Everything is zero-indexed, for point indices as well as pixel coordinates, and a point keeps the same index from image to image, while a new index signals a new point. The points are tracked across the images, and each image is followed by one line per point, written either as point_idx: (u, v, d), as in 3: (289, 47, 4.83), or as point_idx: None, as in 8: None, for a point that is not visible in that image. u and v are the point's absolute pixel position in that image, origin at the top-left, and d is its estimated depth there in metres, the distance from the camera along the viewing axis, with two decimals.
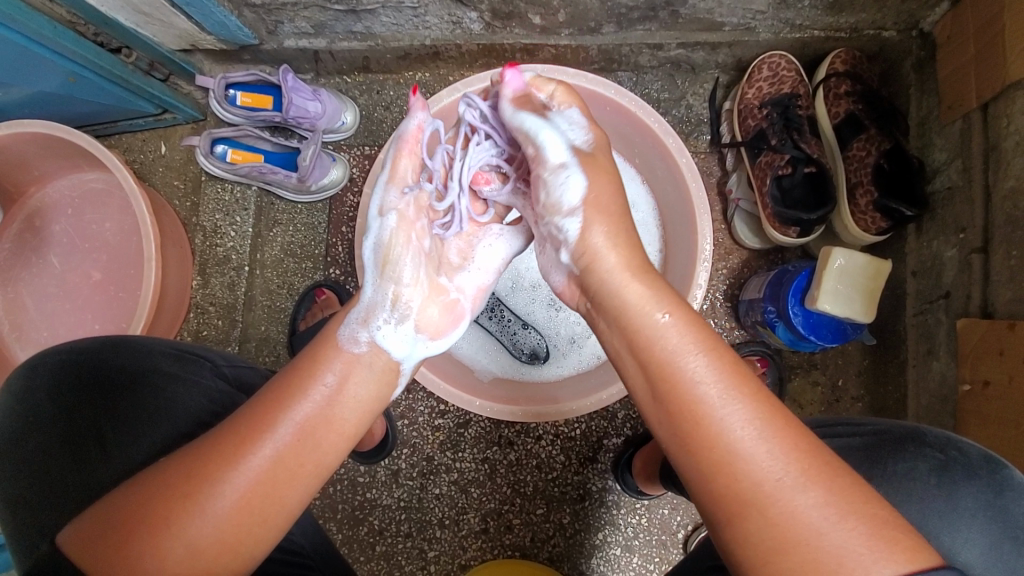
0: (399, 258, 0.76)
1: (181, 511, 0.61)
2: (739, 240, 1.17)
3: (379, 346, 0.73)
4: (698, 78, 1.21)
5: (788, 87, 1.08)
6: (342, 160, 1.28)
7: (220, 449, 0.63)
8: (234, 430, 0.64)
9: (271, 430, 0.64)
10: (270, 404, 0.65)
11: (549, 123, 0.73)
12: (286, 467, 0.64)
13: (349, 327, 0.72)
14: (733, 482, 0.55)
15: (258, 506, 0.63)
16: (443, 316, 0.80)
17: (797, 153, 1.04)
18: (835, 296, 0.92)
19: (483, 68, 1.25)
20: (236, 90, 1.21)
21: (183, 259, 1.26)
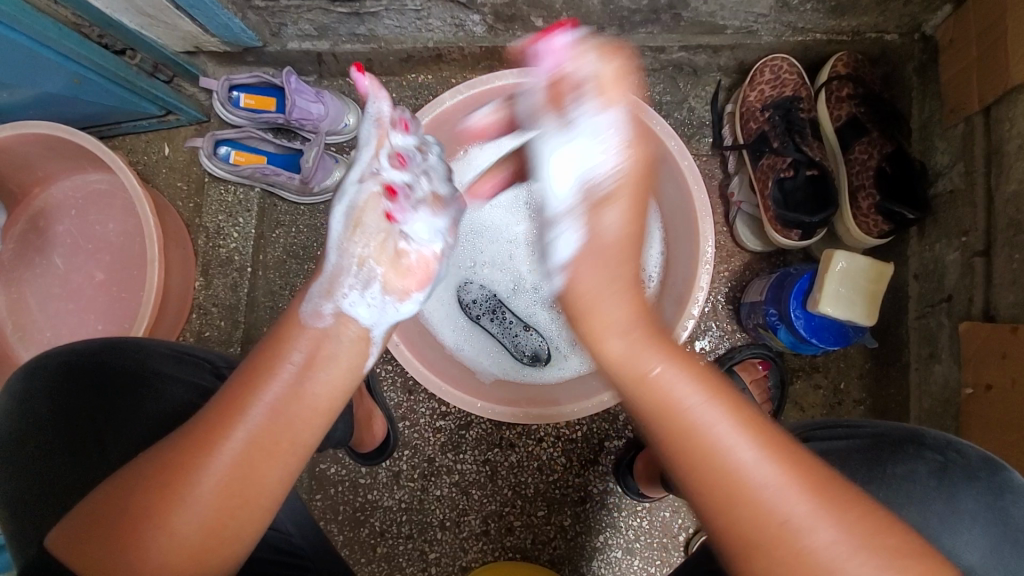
0: (368, 223, 0.72)
1: (163, 501, 0.62)
2: (741, 242, 1.17)
3: (342, 313, 0.70)
4: (700, 80, 1.21)
5: (790, 90, 1.08)
6: (345, 162, 1.29)
7: (193, 436, 0.63)
8: (205, 419, 0.64)
9: (241, 414, 0.64)
10: (238, 388, 0.65)
11: (576, 134, 0.66)
12: (262, 447, 0.63)
13: (312, 301, 0.70)
14: (753, 521, 0.54)
15: (239, 488, 0.63)
16: (410, 277, 0.73)
17: (799, 155, 1.04)
18: (836, 299, 0.92)
19: (486, 70, 1.26)
20: (239, 92, 1.21)
21: (186, 259, 1.26)
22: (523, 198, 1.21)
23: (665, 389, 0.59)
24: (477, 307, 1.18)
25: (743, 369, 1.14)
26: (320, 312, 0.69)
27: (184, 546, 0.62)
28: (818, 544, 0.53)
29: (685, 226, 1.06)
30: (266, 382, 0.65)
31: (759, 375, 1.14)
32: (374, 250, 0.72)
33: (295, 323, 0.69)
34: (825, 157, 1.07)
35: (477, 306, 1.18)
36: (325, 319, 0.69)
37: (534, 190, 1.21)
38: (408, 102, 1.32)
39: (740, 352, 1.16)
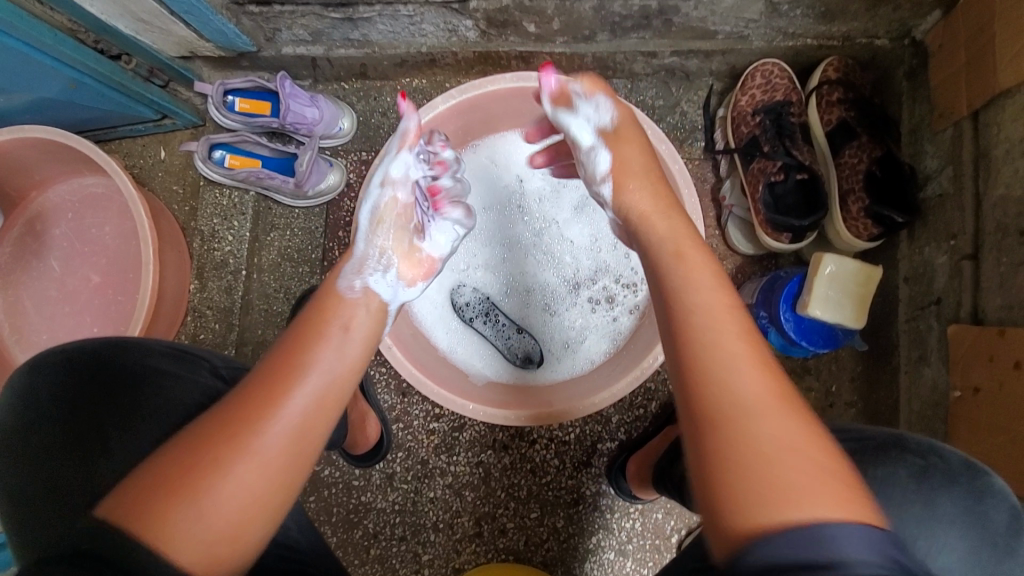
0: (387, 224, 0.84)
1: (234, 454, 0.59)
2: (734, 245, 1.18)
3: (370, 289, 0.78)
4: (692, 84, 1.22)
5: (781, 95, 1.09)
6: (339, 166, 1.30)
7: (239, 409, 0.62)
8: (264, 378, 0.65)
9: (304, 370, 0.66)
10: (284, 361, 0.66)
11: (576, 114, 0.86)
12: (311, 420, 0.64)
13: (345, 277, 0.78)
14: (705, 401, 0.57)
15: (303, 438, 0.63)
16: (415, 268, 0.87)
17: (789, 159, 1.05)
18: (825, 302, 0.93)
19: (479, 74, 1.27)
20: (234, 96, 1.22)
21: (181, 262, 1.27)
22: (516, 202, 1.21)
23: (679, 277, 0.67)
24: (470, 310, 1.18)
25: None
26: (353, 284, 0.78)
27: (215, 535, 0.56)
28: (754, 434, 0.54)
29: None
30: (319, 355, 0.68)
31: None
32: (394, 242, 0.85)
33: (330, 305, 0.74)
34: (818, 161, 1.08)
35: (470, 309, 1.18)
36: (354, 294, 0.77)
37: (527, 193, 1.21)
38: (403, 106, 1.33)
39: None
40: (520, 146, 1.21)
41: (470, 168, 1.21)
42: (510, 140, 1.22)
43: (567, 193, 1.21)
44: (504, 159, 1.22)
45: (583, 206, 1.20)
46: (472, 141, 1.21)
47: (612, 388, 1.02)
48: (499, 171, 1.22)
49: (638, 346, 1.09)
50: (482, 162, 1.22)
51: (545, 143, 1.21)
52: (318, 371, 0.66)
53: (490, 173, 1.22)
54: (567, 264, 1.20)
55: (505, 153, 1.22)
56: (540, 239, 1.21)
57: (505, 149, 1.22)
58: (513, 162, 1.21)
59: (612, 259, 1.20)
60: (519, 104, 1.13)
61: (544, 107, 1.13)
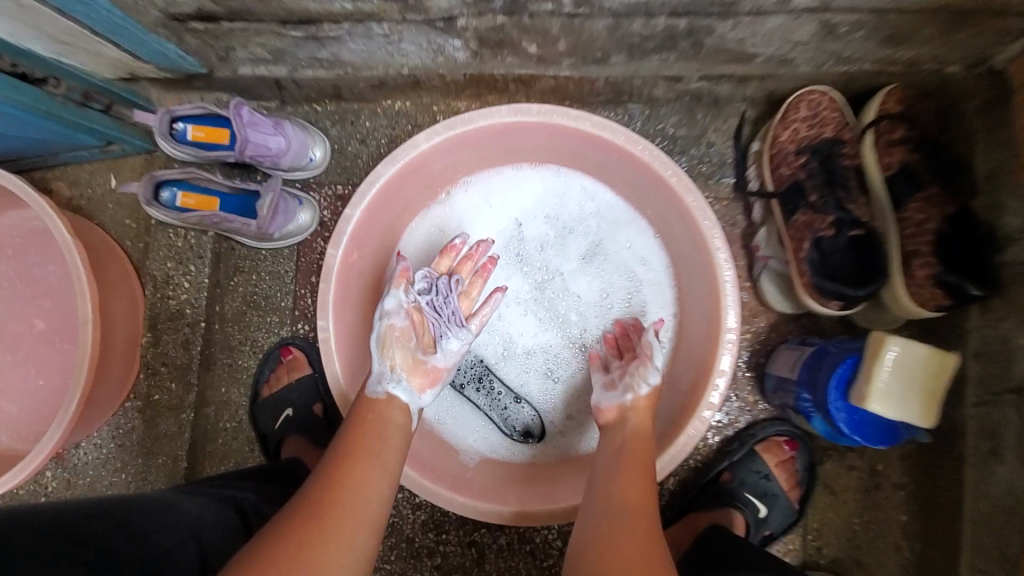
0: (393, 348, 0.88)
1: (337, 538, 0.67)
2: (768, 302, 1.01)
3: (395, 395, 0.86)
4: (721, 111, 1.05)
5: (830, 131, 0.93)
6: (311, 203, 1.13)
7: (308, 523, 0.67)
8: (338, 475, 0.73)
9: (374, 449, 0.78)
10: (341, 471, 0.74)
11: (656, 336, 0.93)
12: (377, 513, 0.73)
13: (371, 384, 0.86)
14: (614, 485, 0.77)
15: (377, 514, 0.72)
16: (424, 374, 0.90)
17: (842, 214, 0.88)
18: (888, 396, 0.75)
19: (472, 97, 1.10)
20: (185, 124, 1.04)
21: (131, 311, 1.10)
22: (516, 249, 1.04)
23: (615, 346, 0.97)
24: (460, 376, 1.01)
25: (768, 450, 0.98)
26: (380, 387, 0.86)
27: None
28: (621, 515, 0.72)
29: (705, 287, 0.92)
30: (379, 451, 0.78)
31: (785, 457, 0.98)
32: (402, 362, 0.88)
33: (381, 410, 0.84)
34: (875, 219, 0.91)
35: (460, 374, 1.01)
36: (385, 399, 0.85)
37: (527, 239, 1.05)
38: (384, 131, 1.15)
39: (763, 429, 0.99)
40: (521, 185, 1.05)
41: (460, 210, 1.05)
42: (507, 177, 1.05)
43: (575, 237, 1.04)
44: (499, 198, 1.05)
45: (593, 254, 1.04)
46: (463, 177, 1.04)
47: None
48: (495, 213, 1.05)
49: (659, 423, 0.95)
50: (473, 201, 1.05)
51: (547, 180, 1.04)
52: (381, 465, 0.77)
53: (484, 214, 1.05)
54: (573, 321, 1.03)
55: (501, 192, 1.05)
56: (544, 292, 1.04)
57: (501, 187, 1.05)
58: (510, 203, 1.05)
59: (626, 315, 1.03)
60: (517, 139, 0.97)
61: (549, 142, 0.97)
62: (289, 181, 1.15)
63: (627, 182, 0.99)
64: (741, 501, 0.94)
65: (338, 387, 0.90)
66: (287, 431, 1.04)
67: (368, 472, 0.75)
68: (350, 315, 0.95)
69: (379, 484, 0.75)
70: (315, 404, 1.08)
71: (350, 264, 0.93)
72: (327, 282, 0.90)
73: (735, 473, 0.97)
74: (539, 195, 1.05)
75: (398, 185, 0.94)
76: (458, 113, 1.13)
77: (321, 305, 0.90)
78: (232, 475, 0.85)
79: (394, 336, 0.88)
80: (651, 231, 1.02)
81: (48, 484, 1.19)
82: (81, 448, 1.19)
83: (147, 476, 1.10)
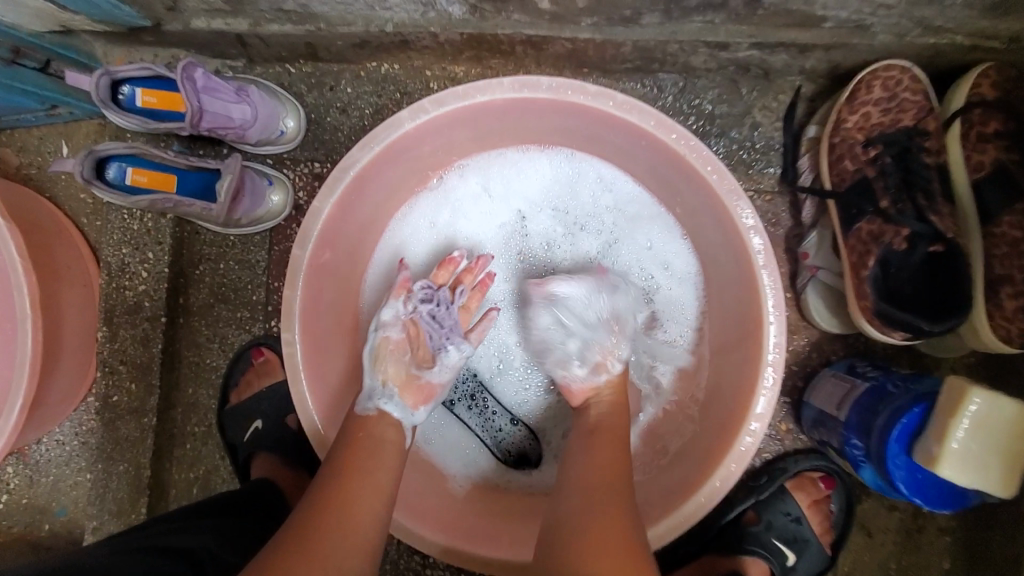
0: (384, 361, 0.76)
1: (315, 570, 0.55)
2: (810, 317, 0.87)
3: (386, 412, 0.73)
4: (770, 85, 0.88)
5: (909, 120, 0.80)
6: (283, 182, 0.97)
7: (282, 559, 0.56)
8: (324, 492, 0.63)
9: (364, 461, 0.67)
10: (328, 495, 0.63)
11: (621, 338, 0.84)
12: (370, 534, 0.62)
13: (361, 401, 0.74)
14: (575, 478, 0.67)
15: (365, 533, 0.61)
16: (419, 393, 0.77)
17: (921, 226, 0.76)
18: (966, 462, 0.62)
19: (471, 61, 0.93)
20: (133, 87, 0.87)
21: (84, 301, 0.98)
22: (517, 247, 0.90)
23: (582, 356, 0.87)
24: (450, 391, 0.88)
25: (800, 487, 0.87)
26: (370, 404, 0.74)
27: None
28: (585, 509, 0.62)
29: (742, 304, 0.76)
30: (374, 470, 0.66)
31: (820, 496, 0.87)
32: (395, 377, 0.75)
33: (369, 428, 0.71)
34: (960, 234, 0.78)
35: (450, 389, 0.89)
36: (376, 416, 0.73)
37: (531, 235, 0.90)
38: (369, 100, 0.98)
39: (796, 463, 0.87)
40: (526, 170, 0.88)
41: (453, 199, 0.89)
42: (510, 161, 0.88)
43: (586, 234, 0.89)
44: (499, 186, 0.89)
45: (606, 255, 0.89)
46: (458, 160, 0.88)
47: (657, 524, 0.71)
48: (494, 203, 0.89)
49: (677, 453, 0.81)
50: (469, 189, 0.89)
51: (557, 166, 0.88)
52: (375, 487, 0.65)
53: (481, 204, 0.89)
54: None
55: (501, 178, 0.89)
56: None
57: (502, 172, 0.89)
58: (512, 192, 0.89)
59: (643, 328, 0.88)
60: (522, 118, 0.80)
61: (560, 123, 0.81)
62: (259, 156, 1.00)
63: (653, 172, 0.82)
64: (768, 549, 0.85)
65: (304, 412, 0.75)
66: (258, 446, 0.95)
67: (359, 493, 0.64)
68: (321, 325, 0.80)
69: (373, 510, 0.63)
70: (287, 416, 0.99)
71: (321, 264, 0.78)
72: (292, 287, 0.75)
73: (762, 515, 0.86)
74: (546, 184, 0.89)
75: (378, 172, 0.79)
76: (456, 79, 0.96)
77: (286, 315, 0.75)
78: (191, 518, 0.74)
79: (386, 348, 0.76)
80: (679, 232, 0.86)
81: (9, 481, 1.06)
82: (43, 444, 1.05)
83: (107, 485, 0.98)
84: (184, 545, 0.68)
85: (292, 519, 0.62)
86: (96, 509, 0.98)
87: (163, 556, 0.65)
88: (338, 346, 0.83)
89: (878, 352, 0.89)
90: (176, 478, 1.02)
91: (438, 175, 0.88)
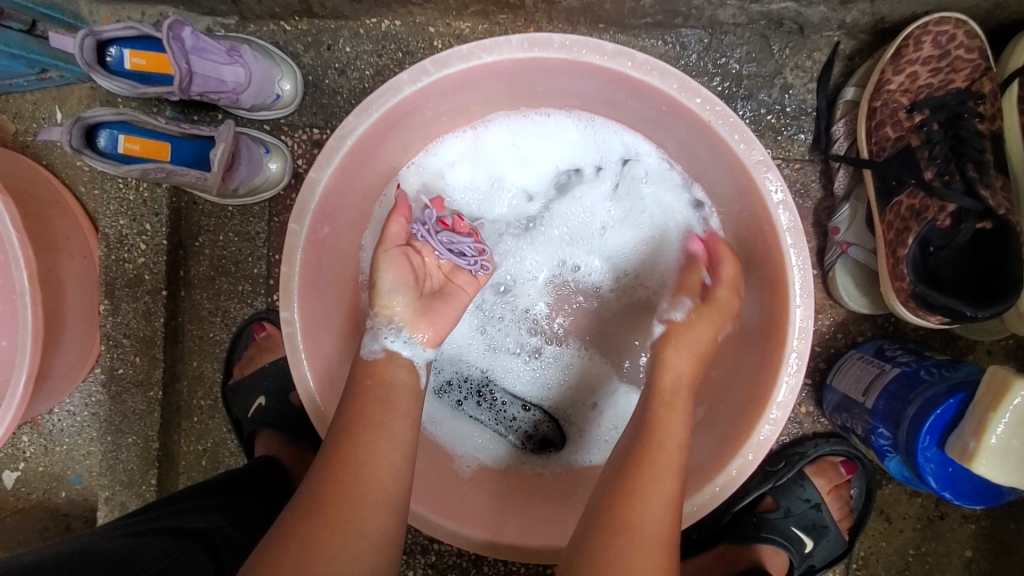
0: (389, 287, 0.73)
1: (331, 544, 0.55)
2: (838, 296, 0.83)
3: (394, 351, 0.71)
4: (805, 41, 0.82)
5: (962, 81, 0.74)
6: (280, 149, 0.92)
7: (304, 526, 0.56)
8: (338, 450, 0.62)
9: (375, 419, 0.64)
10: (343, 450, 0.61)
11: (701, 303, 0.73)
12: (388, 495, 0.60)
13: (367, 342, 0.71)
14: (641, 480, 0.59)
15: (379, 496, 0.60)
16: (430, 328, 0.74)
17: (970, 202, 0.69)
18: (1002, 457, 0.62)
19: (478, 17, 0.87)
20: (120, 48, 0.81)
21: (83, 273, 0.95)
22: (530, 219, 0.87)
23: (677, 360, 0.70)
24: (455, 391, 0.87)
25: (820, 473, 0.84)
26: (377, 345, 0.71)
27: None
28: (630, 514, 0.57)
29: (767, 284, 0.71)
30: (396, 424, 0.64)
31: (840, 481, 0.84)
32: (405, 308, 0.73)
33: (382, 374, 0.68)
34: (1013, 208, 0.71)
35: (455, 389, 0.87)
36: (391, 362, 0.69)
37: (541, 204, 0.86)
38: (369, 60, 0.92)
39: (816, 448, 0.84)
40: (548, 136, 0.83)
41: (463, 158, 0.84)
42: (530, 126, 0.82)
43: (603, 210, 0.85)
44: (518, 150, 0.84)
45: (615, 233, 0.86)
46: (464, 122, 0.82)
47: (704, 492, 0.68)
48: (507, 172, 0.85)
49: (692, 446, 0.76)
50: (480, 150, 0.84)
51: (580, 134, 0.82)
52: (396, 441, 0.63)
53: (499, 165, 0.85)
54: (578, 307, 0.89)
55: (521, 142, 0.83)
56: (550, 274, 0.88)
57: (524, 135, 0.83)
58: (529, 158, 0.84)
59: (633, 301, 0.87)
60: (535, 80, 0.74)
61: (576, 86, 0.74)
62: (254, 122, 0.95)
63: (677, 141, 0.76)
64: (786, 538, 0.82)
65: (306, 394, 0.72)
66: (261, 422, 0.94)
67: (378, 448, 0.62)
68: (319, 304, 0.77)
69: (394, 463, 0.62)
70: (290, 393, 0.97)
71: (319, 240, 0.74)
72: (290, 263, 0.71)
73: (779, 500, 0.84)
74: (570, 152, 0.83)
75: (378, 141, 0.74)
76: (461, 36, 0.89)
77: (282, 293, 0.71)
78: (200, 495, 0.74)
79: (390, 273, 0.73)
80: (699, 210, 0.81)
81: (25, 449, 1.04)
82: (55, 414, 1.02)
83: (117, 457, 0.98)
84: (195, 526, 0.68)
85: (313, 475, 0.61)
86: (107, 479, 0.98)
87: (176, 538, 0.65)
88: (337, 325, 0.80)
89: (909, 334, 0.84)
90: (184, 450, 1.03)
91: (450, 133, 0.82)
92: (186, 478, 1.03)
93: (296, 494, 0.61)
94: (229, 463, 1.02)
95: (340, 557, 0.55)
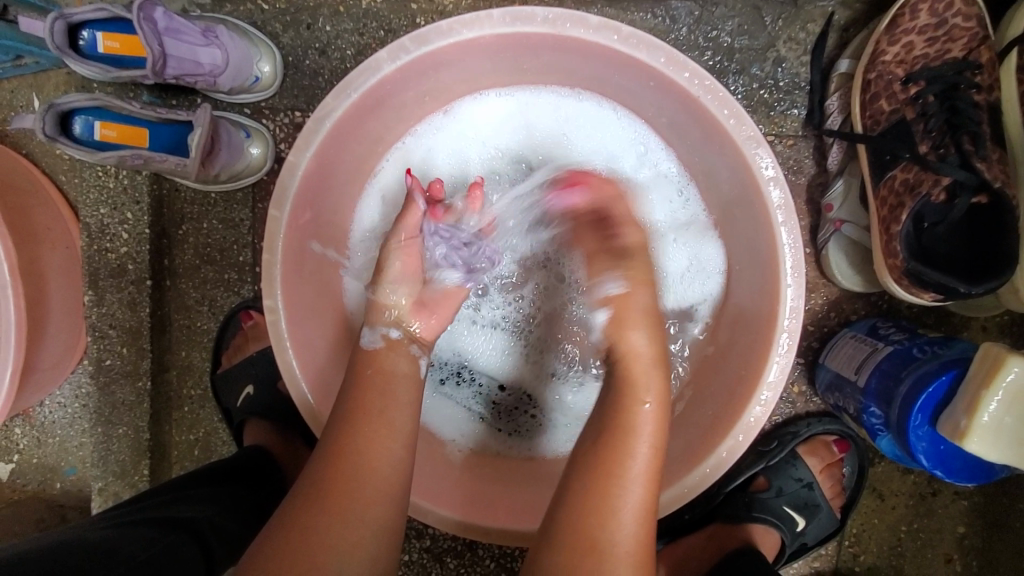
0: (392, 275, 0.71)
1: (334, 530, 0.55)
2: (832, 276, 0.81)
3: (393, 339, 0.69)
4: (797, 13, 0.80)
5: (959, 50, 0.72)
6: (261, 134, 0.90)
7: (308, 515, 0.56)
8: (336, 439, 0.61)
9: (370, 407, 0.63)
10: (339, 439, 0.61)
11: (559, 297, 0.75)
12: (387, 481, 0.60)
13: (367, 331, 0.70)
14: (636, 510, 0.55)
15: (376, 483, 0.59)
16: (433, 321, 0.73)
17: (965, 175, 0.68)
18: (991, 434, 0.62)
19: None
20: (92, 31, 0.78)
21: (66, 264, 0.93)
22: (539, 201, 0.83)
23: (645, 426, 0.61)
24: (438, 370, 0.86)
25: (814, 452, 0.84)
26: (375, 335, 0.69)
27: None
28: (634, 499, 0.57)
29: (757, 266, 0.70)
30: (386, 410, 0.63)
31: (832, 460, 0.84)
32: (405, 301, 0.71)
33: (380, 364, 0.67)
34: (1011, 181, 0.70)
35: (437, 368, 0.86)
36: (380, 349, 0.69)
37: None
38: (350, 39, 0.89)
39: (808, 427, 0.84)
40: (558, 112, 0.80)
41: (465, 126, 0.81)
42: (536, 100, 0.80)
43: None
44: (517, 125, 0.81)
45: None
46: (469, 98, 0.80)
47: (704, 477, 0.67)
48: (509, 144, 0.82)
49: (681, 431, 0.75)
50: (486, 119, 0.81)
51: (585, 112, 0.80)
52: (386, 426, 0.62)
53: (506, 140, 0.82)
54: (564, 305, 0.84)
55: (533, 118, 0.81)
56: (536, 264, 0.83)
57: (538, 109, 0.80)
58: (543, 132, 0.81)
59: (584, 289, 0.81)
60: (522, 57, 0.72)
61: (565, 62, 0.72)
62: (234, 106, 0.92)
63: (677, 128, 0.74)
64: (779, 517, 0.82)
65: (293, 384, 0.71)
66: (249, 411, 0.93)
67: (370, 435, 0.61)
68: (303, 291, 0.75)
69: (386, 449, 0.61)
70: (278, 382, 0.96)
71: (300, 226, 0.72)
72: (272, 251, 0.70)
73: (772, 479, 0.84)
74: (575, 128, 0.80)
75: (357, 123, 0.72)
76: (444, 12, 0.87)
77: (266, 281, 0.70)
78: (197, 485, 0.74)
79: (397, 262, 0.71)
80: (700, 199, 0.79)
81: (18, 441, 1.03)
82: (46, 406, 1.01)
83: (109, 447, 0.97)
84: (186, 515, 0.67)
85: (312, 464, 0.61)
86: (100, 469, 0.98)
87: (167, 528, 0.64)
88: (323, 312, 0.79)
89: (903, 312, 0.83)
90: (176, 440, 1.02)
91: (463, 98, 0.80)
92: (180, 467, 1.02)
93: (295, 484, 0.60)
94: (221, 452, 1.02)
95: (339, 546, 0.55)
